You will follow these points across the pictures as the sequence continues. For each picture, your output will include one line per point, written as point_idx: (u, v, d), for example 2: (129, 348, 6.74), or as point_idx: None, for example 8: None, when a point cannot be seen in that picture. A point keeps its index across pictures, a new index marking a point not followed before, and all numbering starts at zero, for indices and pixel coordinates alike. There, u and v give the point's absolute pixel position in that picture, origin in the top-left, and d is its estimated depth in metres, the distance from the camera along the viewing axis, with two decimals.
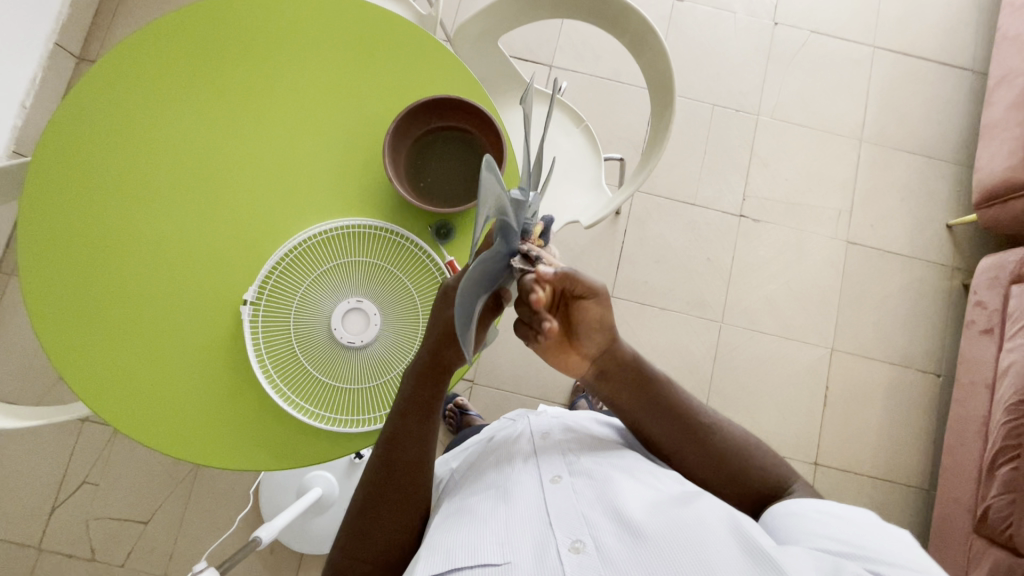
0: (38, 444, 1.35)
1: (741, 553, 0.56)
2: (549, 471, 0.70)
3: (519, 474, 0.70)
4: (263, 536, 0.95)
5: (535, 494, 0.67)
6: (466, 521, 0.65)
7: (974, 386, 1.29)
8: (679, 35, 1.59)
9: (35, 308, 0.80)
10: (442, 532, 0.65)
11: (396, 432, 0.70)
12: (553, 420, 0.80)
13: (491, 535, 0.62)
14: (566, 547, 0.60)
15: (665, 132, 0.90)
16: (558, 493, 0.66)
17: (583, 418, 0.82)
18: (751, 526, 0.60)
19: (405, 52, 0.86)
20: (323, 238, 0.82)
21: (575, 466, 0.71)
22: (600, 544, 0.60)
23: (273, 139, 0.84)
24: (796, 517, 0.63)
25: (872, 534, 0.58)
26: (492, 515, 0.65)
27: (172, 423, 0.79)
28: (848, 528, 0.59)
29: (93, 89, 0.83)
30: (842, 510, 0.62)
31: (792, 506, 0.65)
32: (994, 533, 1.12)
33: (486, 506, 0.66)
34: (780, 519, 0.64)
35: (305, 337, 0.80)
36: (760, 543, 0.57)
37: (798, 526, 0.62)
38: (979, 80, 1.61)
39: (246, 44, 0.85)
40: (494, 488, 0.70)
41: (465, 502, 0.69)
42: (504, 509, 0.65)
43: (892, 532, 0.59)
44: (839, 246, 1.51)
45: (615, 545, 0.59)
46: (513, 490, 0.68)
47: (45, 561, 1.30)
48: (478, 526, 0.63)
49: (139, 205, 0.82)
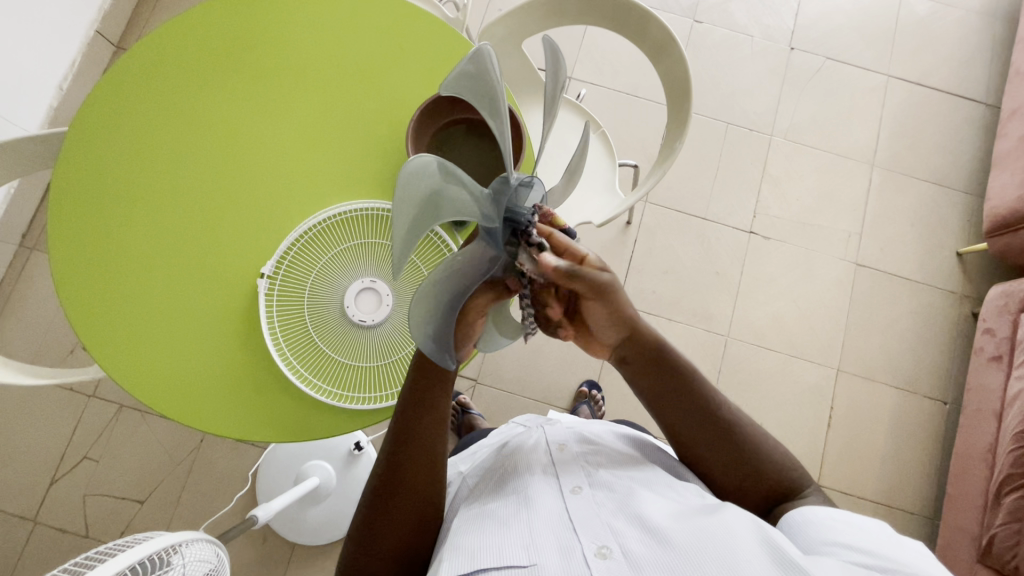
0: (44, 416, 1.36)
1: (771, 563, 0.55)
2: (569, 482, 0.69)
3: (539, 483, 0.69)
4: (259, 515, 0.97)
5: (557, 504, 0.66)
6: (488, 526, 0.63)
7: (982, 413, 1.28)
8: (697, 54, 1.63)
9: (59, 266, 0.82)
10: (465, 535, 0.63)
11: (398, 426, 0.68)
12: (567, 429, 0.79)
13: (515, 539, 0.61)
14: (593, 552, 0.59)
15: (679, 137, 0.93)
16: (579, 502, 0.66)
17: (595, 428, 0.80)
18: (778, 534, 0.59)
19: (434, 48, 0.89)
20: (338, 218, 0.84)
21: (594, 478, 0.70)
22: (628, 550, 0.59)
23: (301, 121, 0.87)
24: (815, 526, 0.61)
25: (889, 544, 0.57)
26: (514, 521, 0.64)
27: (183, 391, 0.80)
28: (867, 539, 0.58)
29: (135, 63, 0.86)
30: (858, 519, 0.61)
31: (806, 513, 0.64)
32: (999, 562, 1.10)
33: (509, 512, 0.65)
34: (799, 526, 0.63)
35: (318, 316, 0.81)
36: (791, 553, 0.56)
37: (819, 536, 0.60)
38: (991, 113, 1.63)
39: (283, 29, 0.89)
40: (514, 493, 0.68)
41: (484, 508, 0.68)
42: (527, 514, 0.64)
43: (905, 541, 0.59)
44: (849, 268, 1.51)
45: (641, 551, 0.59)
46: (534, 497, 0.67)
47: (39, 535, 1.30)
48: (501, 529, 0.62)
49: (166, 175, 0.85)
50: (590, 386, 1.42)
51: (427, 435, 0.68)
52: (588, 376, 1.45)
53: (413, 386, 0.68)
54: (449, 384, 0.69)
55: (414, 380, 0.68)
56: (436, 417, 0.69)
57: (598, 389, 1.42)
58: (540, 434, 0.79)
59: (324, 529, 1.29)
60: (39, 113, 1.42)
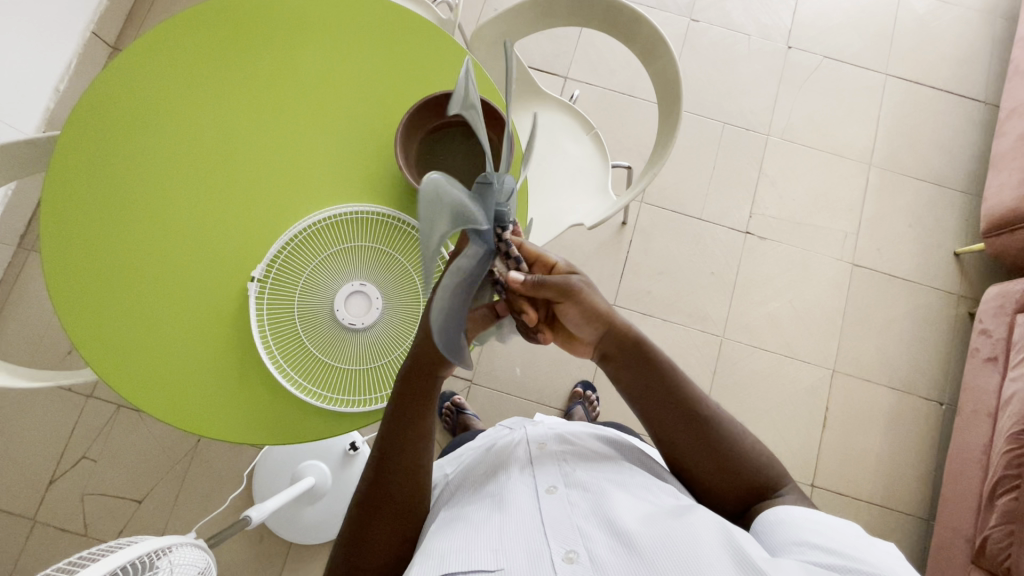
0: (43, 416, 1.37)
1: (734, 567, 0.55)
2: (544, 481, 0.69)
3: (515, 483, 0.70)
4: (253, 515, 0.97)
5: (531, 505, 0.66)
6: (461, 529, 0.64)
7: (977, 414, 1.27)
8: (693, 54, 1.62)
9: (52, 269, 0.83)
10: (438, 539, 0.64)
11: (384, 441, 0.70)
12: (549, 430, 0.79)
13: (485, 542, 0.61)
14: (560, 557, 0.59)
15: (670, 139, 0.92)
16: (552, 502, 0.66)
17: (576, 428, 0.80)
18: (743, 537, 0.59)
19: (425, 52, 0.90)
20: (327, 222, 0.84)
21: (570, 476, 0.70)
22: (595, 555, 0.60)
23: (291, 123, 0.87)
24: (785, 527, 0.61)
25: (858, 545, 0.57)
26: (487, 524, 0.64)
27: (174, 393, 0.81)
28: (836, 539, 0.58)
29: (127, 66, 0.87)
30: (829, 520, 0.61)
31: (778, 512, 0.63)
32: (992, 564, 1.10)
33: (482, 515, 0.66)
34: (770, 527, 0.63)
35: (308, 320, 0.82)
36: (751, 556, 0.56)
37: (788, 536, 0.60)
38: (990, 112, 1.62)
39: (272, 32, 0.89)
40: (490, 496, 0.69)
41: (461, 512, 0.68)
42: (499, 516, 0.65)
43: (875, 542, 0.59)
44: (845, 268, 1.51)
45: (608, 557, 0.59)
46: (508, 499, 0.67)
47: (38, 534, 1.31)
48: (473, 532, 0.63)
49: (156, 179, 0.85)
50: (585, 387, 1.42)
51: (414, 448, 0.69)
52: (582, 377, 1.45)
53: (400, 396, 0.69)
54: (431, 402, 0.70)
55: (399, 397, 0.70)
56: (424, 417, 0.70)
57: (592, 390, 1.42)
58: (521, 435, 0.79)
59: (320, 528, 1.30)
60: (35, 115, 1.42)
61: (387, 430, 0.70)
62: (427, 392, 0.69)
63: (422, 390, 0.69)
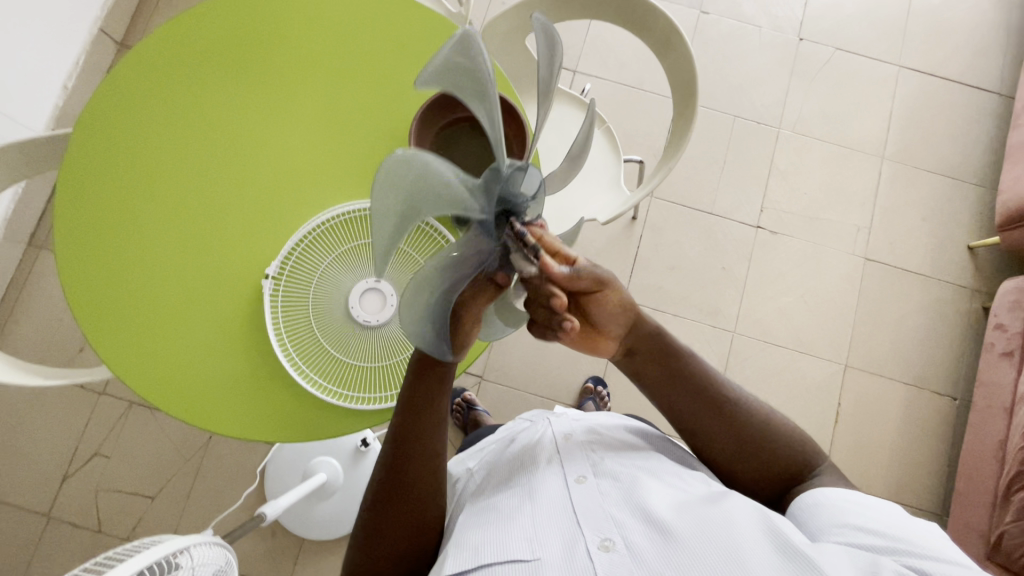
0: (56, 413, 1.38)
1: (777, 553, 0.55)
2: (573, 471, 0.69)
3: (543, 474, 0.69)
4: (268, 511, 0.98)
5: (562, 495, 0.66)
6: (492, 519, 0.64)
7: (992, 409, 1.26)
8: (703, 46, 1.61)
9: (67, 267, 0.82)
10: (470, 530, 0.64)
11: (398, 430, 0.69)
12: (573, 420, 0.79)
13: (519, 533, 0.61)
14: (596, 545, 0.59)
15: (685, 133, 0.91)
16: (583, 491, 0.66)
17: (601, 419, 0.80)
18: (782, 522, 0.59)
19: (438, 46, 0.89)
20: (342, 218, 0.83)
21: (599, 466, 0.70)
22: (631, 543, 0.59)
23: (304, 119, 0.86)
24: (825, 509, 0.61)
25: (899, 525, 0.57)
26: (518, 514, 0.64)
27: (191, 390, 0.81)
28: (876, 521, 0.58)
29: (139, 62, 0.86)
30: (867, 500, 0.61)
31: (816, 495, 0.63)
32: (1007, 559, 1.09)
33: (513, 505, 0.65)
34: (808, 510, 0.62)
35: (323, 317, 0.81)
36: (793, 541, 0.55)
37: (829, 518, 0.60)
38: (1005, 104, 1.60)
39: (285, 26, 0.88)
40: (519, 486, 0.69)
41: (489, 502, 0.68)
42: (531, 507, 0.64)
43: (914, 520, 0.59)
44: (857, 262, 1.50)
45: (644, 544, 0.59)
46: (538, 489, 0.67)
47: (53, 530, 1.32)
48: (505, 524, 0.63)
49: (170, 175, 0.85)
50: (596, 382, 1.42)
51: (428, 437, 0.69)
52: (593, 372, 1.45)
53: (412, 390, 0.68)
54: (445, 388, 0.69)
55: (411, 384, 0.68)
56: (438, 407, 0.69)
57: (603, 385, 1.41)
58: (546, 426, 0.78)
59: (332, 524, 1.31)
60: (44, 112, 1.42)
61: (399, 419, 0.69)
62: (442, 377, 0.68)
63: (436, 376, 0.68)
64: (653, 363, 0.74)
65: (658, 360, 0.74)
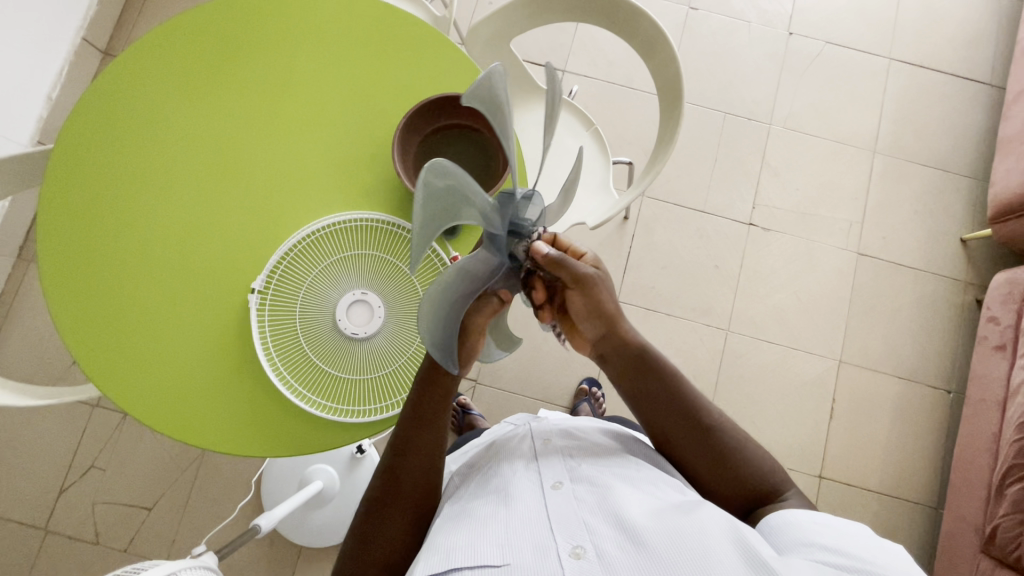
0: (50, 427, 1.38)
1: (742, 563, 0.55)
2: (550, 476, 0.68)
3: (520, 479, 0.68)
4: (262, 523, 0.97)
5: (537, 500, 0.65)
6: (466, 524, 0.63)
7: (985, 403, 1.27)
8: (693, 43, 1.60)
9: (51, 283, 0.82)
10: (443, 535, 0.62)
11: (400, 439, 0.70)
12: (554, 425, 0.78)
13: (491, 538, 0.60)
14: (567, 552, 0.58)
15: (672, 136, 0.91)
16: (557, 498, 0.65)
17: (583, 424, 0.79)
18: (752, 534, 0.58)
19: (420, 54, 0.88)
20: (328, 229, 0.83)
21: (575, 472, 0.69)
22: (602, 550, 0.58)
23: (287, 130, 0.85)
24: (794, 528, 0.60)
25: (867, 546, 0.56)
26: (492, 520, 0.62)
27: (178, 405, 0.80)
28: (846, 543, 0.57)
29: (120, 75, 0.85)
30: (839, 523, 0.60)
31: (785, 515, 0.63)
32: (1001, 553, 1.09)
33: (487, 510, 0.64)
34: (777, 527, 0.62)
35: (309, 328, 0.81)
36: (760, 553, 0.55)
37: (795, 537, 0.59)
38: (996, 95, 1.59)
39: (267, 37, 0.87)
40: (495, 492, 0.68)
41: (465, 508, 0.67)
42: (504, 513, 0.63)
43: (885, 544, 0.58)
44: (850, 258, 1.49)
45: (615, 551, 0.58)
46: (514, 494, 0.66)
47: (50, 544, 1.32)
48: (479, 528, 0.61)
49: (153, 189, 0.84)
50: (590, 384, 1.42)
51: (429, 445, 0.70)
52: (588, 374, 1.45)
53: (420, 399, 0.69)
54: (448, 402, 0.70)
55: (420, 394, 0.69)
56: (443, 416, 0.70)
57: (598, 386, 1.42)
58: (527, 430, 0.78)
59: (330, 531, 1.31)
60: (29, 125, 1.41)
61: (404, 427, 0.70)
62: (446, 390, 0.69)
63: (440, 388, 0.69)
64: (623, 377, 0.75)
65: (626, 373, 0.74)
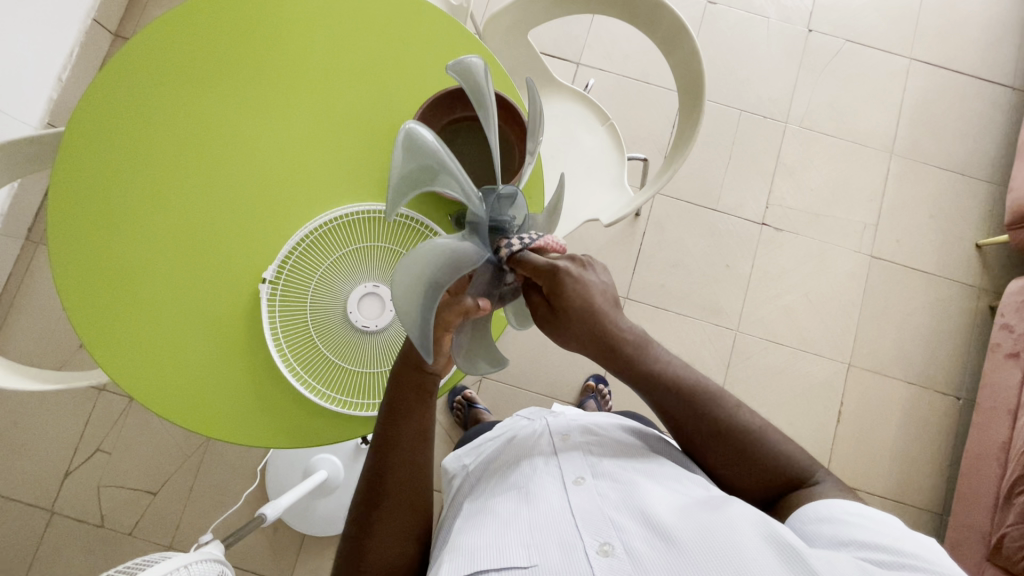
0: (57, 409, 1.38)
1: (776, 556, 0.54)
2: (571, 471, 0.68)
3: (542, 476, 0.68)
4: (268, 512, 0.96)
5: (558, 496, 0.64)
6: (487, 523, 0.62)
7: (997, 411, 1.25)
8: (710, 37, 1.57)
9: (62, 269, 0.81)
10: (465, 534, 0.62)
11: (383, 440, 0.68)
12: (571, 421, 0.77)
13: (516, 538, 0.59)
14: (595, 551, 0.58)
15: (691, 134, 0.89)
16: (581, 495, 0.64)
17: (602, 420, 0.78)
18: (783, 526, 0.58)
19: (437, 43, 0.86)
20: (341, 221, 0.82)
21: (597, 468, 0.68)
22: (630, 547, 0.58)
23: (300, 118, 0.84)
24: (827, 523, 0.59)
25: (902, 537, 0.56)
26: (514, 518, 0.62)
27: (191, 393, 0.80)
28: (881, 535, 0.56)
29: (130, 60, 0.84)
30: (870, 512, 0.59)
31: (818, 508, 0.61)
32: (1008, 561, 1.09)
33: (509, 508, 0.64)
34: (809, 523, 0.60)
35: (320, 319, 0.80)
36: (795, 545, 0.55)
37: (830, 532, 0.58)
38: (1017, 98, 1.56)
39: (279, 22, 0.86)
40: (516, 489, 0.67)
41: (486, 504, 0.67)
42: (526, 511, 0.63)
43: (919, 533, 0.57)
44: (863, 260, 1.48)
45: (645, 550, 0.57)
46: (535, 491, 0.65)
47: (57, 525, 1.33)
48: (501, 528, 0.61)
49: (164, 175, 0.83)
50: (597, 381, 1.41)
51: (414, 441, 0.68)
52: (594, 371, 1.44)
53: (398, 397, 0.67)
54: (431, 396, 0.68)
55: (396, 394, 0.67)
56: (424, 410, 0.68)
57: (605, 384, 1.41)
58: (542, 425, 0.77)
59: (333, 521, 1.31)
60: (39, 106, 1.40)
61: (384, 426, 0.68)
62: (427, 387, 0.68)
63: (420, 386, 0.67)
64: (624, 367, 0.70)
65: (629, 364, 0.70)
